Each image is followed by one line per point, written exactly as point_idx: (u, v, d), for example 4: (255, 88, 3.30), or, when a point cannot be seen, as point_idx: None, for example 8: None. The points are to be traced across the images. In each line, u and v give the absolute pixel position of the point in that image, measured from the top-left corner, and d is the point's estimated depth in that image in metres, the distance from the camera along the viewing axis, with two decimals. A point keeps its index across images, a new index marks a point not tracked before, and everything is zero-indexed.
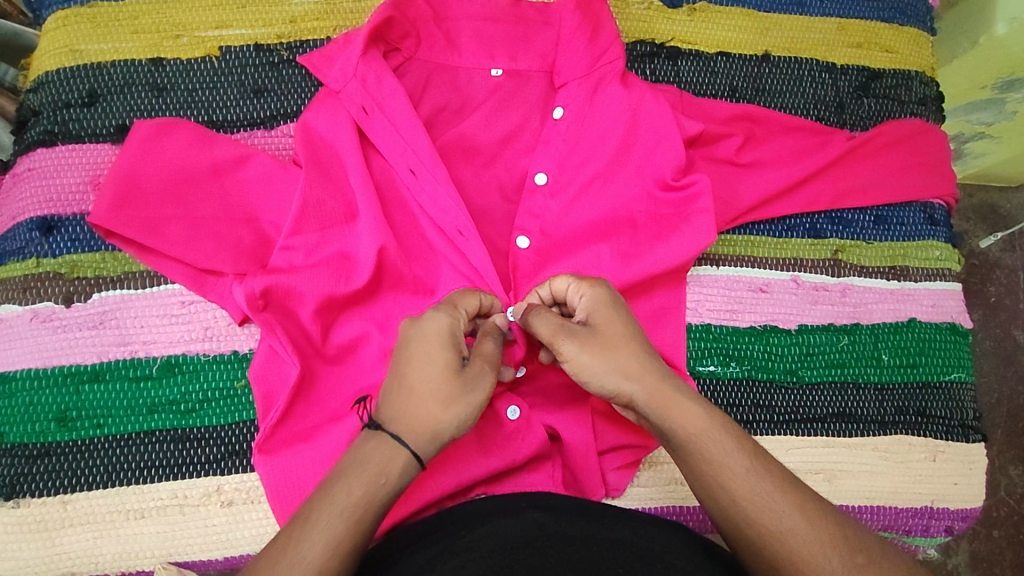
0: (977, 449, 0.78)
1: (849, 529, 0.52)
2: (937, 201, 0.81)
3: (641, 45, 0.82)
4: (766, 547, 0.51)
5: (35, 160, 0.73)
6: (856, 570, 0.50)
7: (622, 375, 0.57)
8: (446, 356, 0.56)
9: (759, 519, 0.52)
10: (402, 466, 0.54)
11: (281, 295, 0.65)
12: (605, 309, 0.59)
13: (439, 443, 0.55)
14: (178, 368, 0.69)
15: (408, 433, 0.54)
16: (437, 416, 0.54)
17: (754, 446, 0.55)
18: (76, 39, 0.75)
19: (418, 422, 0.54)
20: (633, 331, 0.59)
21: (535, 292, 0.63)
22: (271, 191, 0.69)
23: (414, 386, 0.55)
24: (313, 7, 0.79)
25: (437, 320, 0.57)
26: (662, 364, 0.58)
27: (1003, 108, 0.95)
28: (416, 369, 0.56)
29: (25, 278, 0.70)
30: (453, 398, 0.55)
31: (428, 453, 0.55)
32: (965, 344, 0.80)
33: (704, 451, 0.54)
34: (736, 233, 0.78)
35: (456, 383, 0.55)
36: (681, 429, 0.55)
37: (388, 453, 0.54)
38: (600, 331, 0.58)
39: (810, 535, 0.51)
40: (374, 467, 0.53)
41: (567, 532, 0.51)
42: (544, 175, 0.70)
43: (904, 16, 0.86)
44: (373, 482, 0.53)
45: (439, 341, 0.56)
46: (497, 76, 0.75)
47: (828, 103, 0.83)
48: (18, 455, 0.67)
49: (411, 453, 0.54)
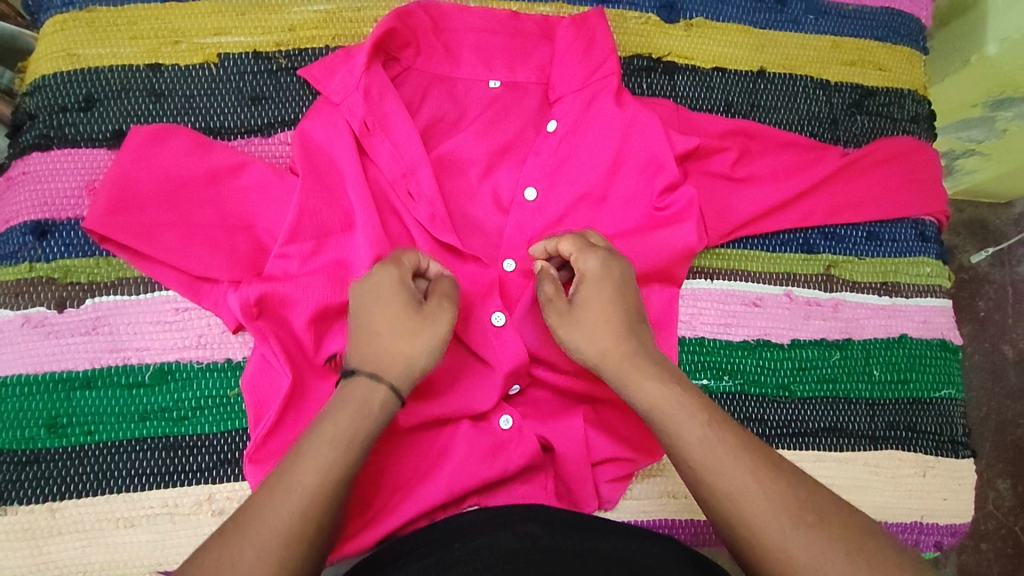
0: (966, 465, 0.78)
1: (801, 489, 0.51)
2: (928, 218, 0.82)
3: (637, 59, 0.83)
4: (719, 509, 0.52)
5: (31, 163, 0.72)
6: (804, 529, 0.49)
7: (593, 347, 0.60)
8: (405, 300, 0.59)
9: (716, 468, 0.52)
10: (383, 400, 0.55)
11: (276, 304, 0.65)
12: (588, 282, 0.62)
13: (414, 377, 0.57)
14: (170, 375, 0.69)
15: (387, 373, 0.56)
16: (408, 354, 0.57)
17: (710, 413, 0.55)
18: (74, 43, 0.75)
19: (390, 361, 0.57)
20: (614, 304, 0.61)
21: (541, 246, 0.66)
22: (267, 199, 0.69)
23: (381, 331, 0.58)
24: (313, 16, 0.79)
25: (387, 271, 0.60)
26: (638, 336, 0.61)
27: (993, 126, 0.96)
28: (379, 315, 0.58)
29: (18, 283, 0.70)
30: (418, 333, 0.58)
31: (406, 387, 0.57)
32: (954, 360, 0.80)
33: (662, 420, 0.55)
34: (730, 247, 0.78)
35: (417, 321, 0.58)
36: (640, 399, 0.57)
37: (366, 390, 0.55)
38: (578, 304, 0.62)
39: (761, 494, 0.50)
40: (357, 408, 0.54)
41: (556, 544, 0.52)
42: (533, 194, 0.70)
43: (898, 34, 0.87)
44: (355, 423, 0.54)
45: (394, 290, 0.59)
46: (495, 87, 0.75)
47: (822, 120, 0.84)
48: (7, 462, 0.66)
49: (390, 388, 0.56)
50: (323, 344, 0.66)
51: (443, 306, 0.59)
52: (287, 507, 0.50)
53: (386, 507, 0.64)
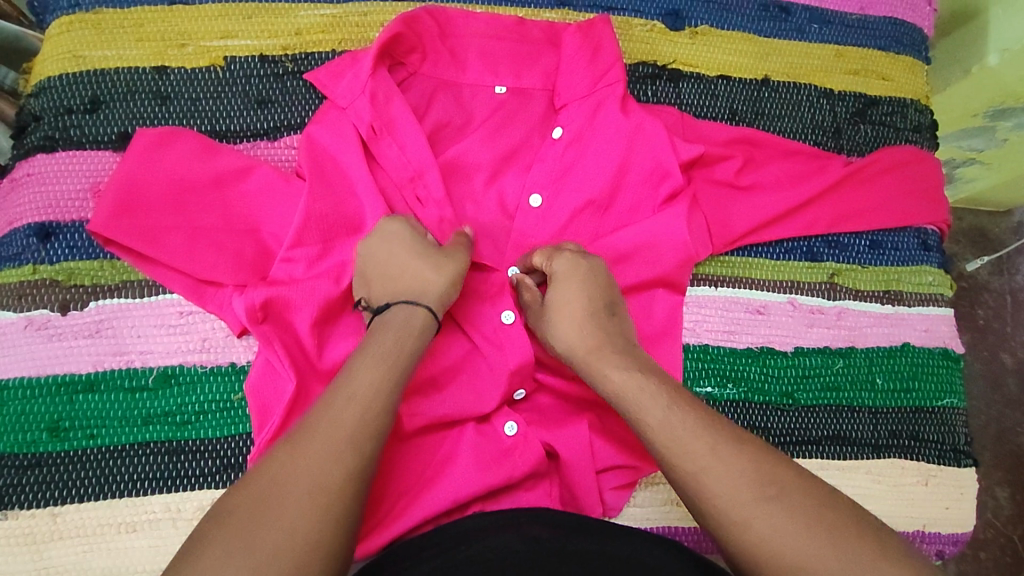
0: (969, 474, 0.79)
1: (762, 460, 0.54)
2: (930, 227, 0.83)
3: (643, 67, 0.83)
4: (687, 487, 0.54)
5: (35, 165, 0.72)
6: (763, 505, 0.51)
7: (564, 344, 0.64)
8: (420, 242, 0.65)
9: (676, 451, 0.55)
10: (423, 319, 0.62)
11: (281, 308, 0.65)
12: (556, 281, 0.65)
13: (446, 300, 0.64)
14: (174, 379, 0.68)
15: (423, 298, 0.63)
16: (436, 282, 0.64)
17: (672, 394, 0.58)
18: (80, 45, 0.75)
19: (420, 289, 0.63)
20: (581, 299, 0.64)
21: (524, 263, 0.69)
22: (273, 203, 0.69)
23: (408, 266, 0.64)
24: (319, 20, 0.79)
25: (398, 222, 0.66)
26: (606, 329, 0.63)
27: (994, 136, 0.97)
28: (400, 257, 0.64)
29: (21, 285, 0.69)
30: (440, 264, 0.64)
31: (441, 308, 0.63)
32: (956, 369, 0.81)
33: (627, 409, 0.59)
34: (734, 255, 0.78)
35: (437, 256, 0.65)
36: (608, 389, 0.60)
37: (406, 314, 0.61)
38: (551, 305, 0.65)
39: (723, 477, 0.53)
40: (400, 330, 0.60)
41: (564, 547, 0.52)
42: (538, 201, 0.70)
43: (901, 44, 0.88)
44: (402, 340, 0.60)
45: (407, 237, 0.65)
46: (502, 93, 0.75)
47: (825, 128, 0.84)
48: (8, 466, 0.66)
49: (427, 309, 0.62)
50: (328, 348, 0.66)
51: (459, 247, 0.66)
52: (296, 506, 0.50)
53: (390, 512, 0.64)
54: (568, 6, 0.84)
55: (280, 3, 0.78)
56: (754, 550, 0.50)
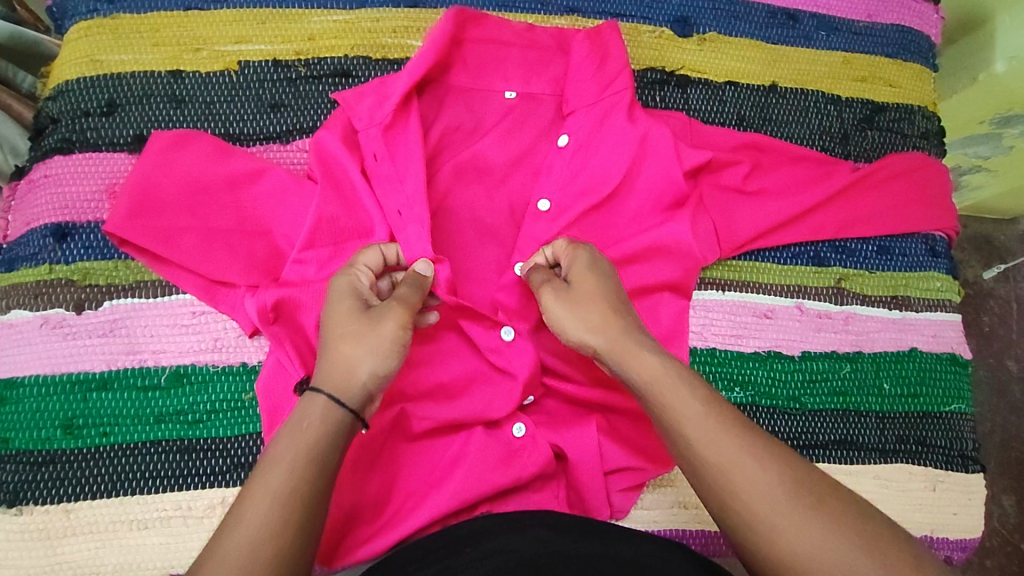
0: (976, 479, 0.79)
1: (788, 465, 0.52)
2: (938, 234, 0.83)
3: (650, 73, 0.84)
4: (710, 485, 0.52)
5: (52, 166, 0.73)
6: (794, 506, 0.50)
7: (583, 328, 0.60)
8: (350, 306, 0.60)
9: (703, 446, 0.53)
10: (323, 410, 0.55)
11: (291, 309, 0.66)
12: (581, 266, 0.62)
13: (359, 384, 0.57)
14: (186, 378, 0.69)
15: (330, 381, 0.57)
16: (349, 355, 0.57)
17: (699, 389, 0.55)
18: (97, 49, 0.76)
19: (334, 368, 0.57)
20: (599, 290, 0.61)
21: (540, 253, 0.67)
22: (285, 205, 0.70)
23: (327, 339, 0.59)
24: (332, 25, 0.80)
25: (338, 281, 0.62)
26: (626, 320, 0.60)
27: (1000, 143, 0.98)
28: (329, 324, 0.60)
29: (37, 285, 0.70)
30: (359, 336, 0.58)
31: (348, 395, 0.56)
32: (964, 375, 0.81)
33: (653, 398, 0.56)
34: (741, 259, 0.79)
35: (364, 322, 0.59)
36: (637, 374, 0.57)
37: (309, 400, 0.56)
38: (569, 289, 0.62)
39: (750, 477, 0.51)
40: (298, 422, 0.55)
41: (571, 549, 0.52)
42: (547, 204, 0.71)
43: (908, 51, 0.88)
44: (292, 437, 0.54)
45: (341, 297, 0.61)
46: (511, 98, 0.76)
47: (832, 135, 0.85)
48: (23, 462, 0.67)
49: (329, 396, 0.56)
50: None
51: (390, 306, 0.59)
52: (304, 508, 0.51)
53: (399, 513, 0.65)
54: (577, 12, 0.85)
55: (294, 9, 0.79)
56: (779, 555, 0.49)
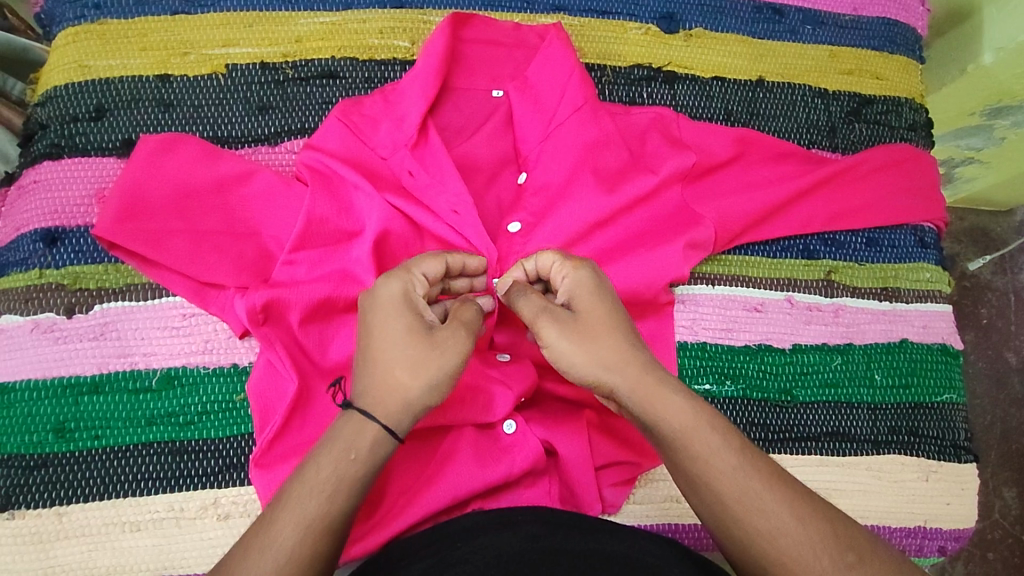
0: (969, 469, 0.79)
1: (795, 497, 0.53)
2: (927, 225, 0.83)
3: (637, 69, 0.84)
4: (721, 517, 0.53)
5: (42, 172, 0.73)
6: (800, 526, 0.52)
7: (597, 366, 0.57)
8: (411, 322, 0.57)
9: (719, 483, 0.53)
10: (373, 440, 0.55)
11: (280, 310, 0.66)
12: (587, 291, 0.59)
13: (413, 412, 0.56)
14: (177, 380, 0.69)
15: (381, 408, 0.55)
16: (408, 383, 0.56)
17: (720, 429, 0.55)
18: (86, 55, 0.77)
19: (387, 394, 0.56)
20: (612, 325, 0.58)
21: (521, 266, 0.63)
22: (273, 206, 0.70)
23: (379, 357, 0.57)
24: (319, 27, 0.80)
25: (392, 286, 0.58)
26: (645, 359, 0.58)
27: (992, 134, 0.98)
28: (380, 337, 0.57)
29: (28, 289, 0.71)
30: (420, 364, 0.56)
31: (401, 425, 0.56)
32: (955, 365, 0.81)
33: (675, 445, 0.55)
34: (731, 254, 0.79)
35: (425, 347, 0.56)
36: (667, 424, 0.55)
37: (359, 426, 0.55)
38: (578, 320, 0.58)
39: (763, 510, 0.52)
40: (345, 450, 0.54)
41: (560, 544, 0.52)
42: (517, 227, 0.69)
43: (895, 44, 0.89)
44: (339, 467, 0.54)
45: (396, 308, 0.58)
46: (498, 97, 0.76)
47: (820, 128, 0.85)
48: (15, 466, 0.67)
49: (382, 426, 0.55)
50: (329, 349, 0.67)
51: (454, 336, 0.57)
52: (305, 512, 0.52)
53: (391, 511, 0.65)
54: (563, 10, 0.85)
55: (281, 11, 0.80)
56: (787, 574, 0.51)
